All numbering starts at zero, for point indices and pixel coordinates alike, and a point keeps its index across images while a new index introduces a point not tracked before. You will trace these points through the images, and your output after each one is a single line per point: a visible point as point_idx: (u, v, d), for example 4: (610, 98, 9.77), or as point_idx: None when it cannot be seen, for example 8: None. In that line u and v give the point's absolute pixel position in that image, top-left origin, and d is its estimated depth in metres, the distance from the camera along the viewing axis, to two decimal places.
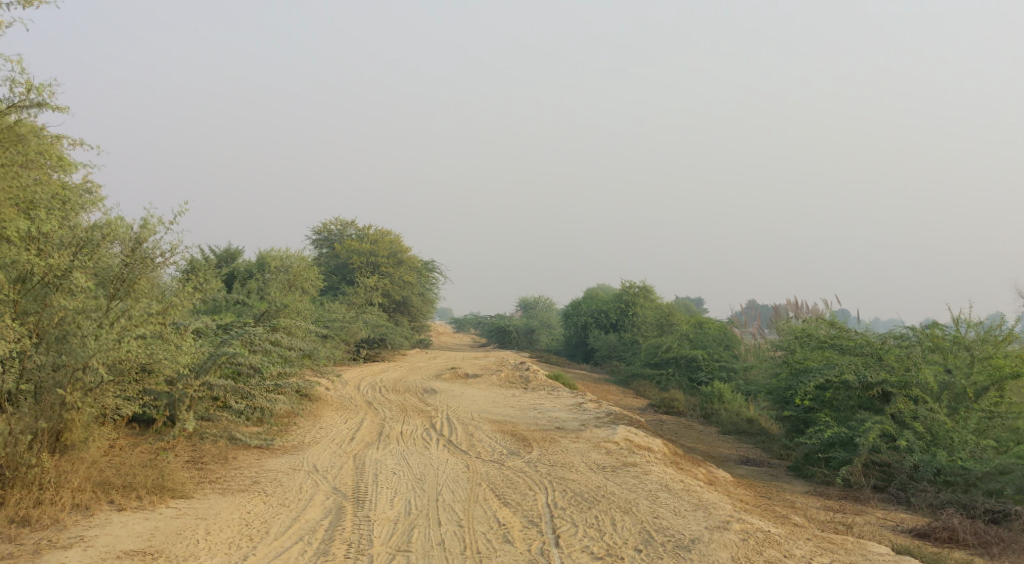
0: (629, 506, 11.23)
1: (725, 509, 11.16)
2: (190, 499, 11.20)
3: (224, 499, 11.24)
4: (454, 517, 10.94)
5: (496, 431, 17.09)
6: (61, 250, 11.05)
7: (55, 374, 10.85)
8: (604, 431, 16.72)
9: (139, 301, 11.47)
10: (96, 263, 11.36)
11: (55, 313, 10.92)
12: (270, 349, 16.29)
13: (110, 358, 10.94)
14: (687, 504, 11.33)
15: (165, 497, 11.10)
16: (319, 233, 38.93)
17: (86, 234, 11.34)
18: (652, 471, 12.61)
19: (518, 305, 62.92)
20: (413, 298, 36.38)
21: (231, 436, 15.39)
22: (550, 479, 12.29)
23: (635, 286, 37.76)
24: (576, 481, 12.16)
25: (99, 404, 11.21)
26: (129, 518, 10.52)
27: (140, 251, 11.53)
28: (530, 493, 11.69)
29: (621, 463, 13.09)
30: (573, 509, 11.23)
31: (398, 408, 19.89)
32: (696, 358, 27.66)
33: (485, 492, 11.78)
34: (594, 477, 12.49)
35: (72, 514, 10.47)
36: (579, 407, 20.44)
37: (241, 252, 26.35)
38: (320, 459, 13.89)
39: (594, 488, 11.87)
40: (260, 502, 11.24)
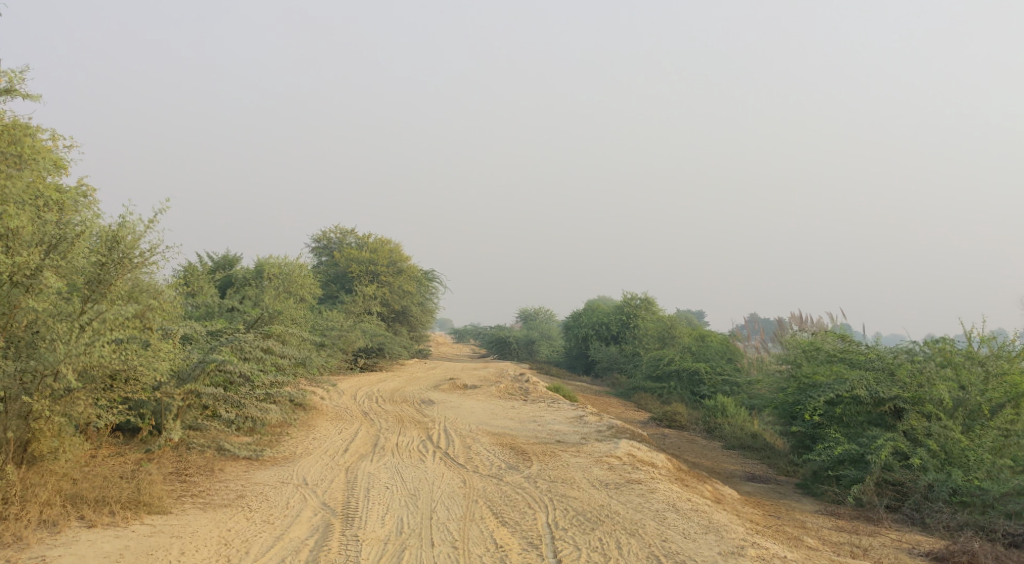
0: (634, 527, 10.67)
1: (738, 532, 10.60)
2: (168, 515, 10.56)
3: (205, 517, 10.63)
4: (449, 538, 10.38)
5: (494, 444, 16.52)
6: (32, 248, 10.51)
7: (21, 381, 10.30)
8: (606, 445, 16.15)
9: (114, 305, 10.97)
10: (70, 262, 10.83)
11: (25, 316, 10.44)
12: (261, 357, 15.74)
13: (81, 364, 10.42)
14: (697, 526, 10.77)
15: (141, 512, 10.46)
16: (319, 241, 38.44)
17: (59, 232, 10.81)
18: (658, 489, 12.04)
19: (519, 316, 62.37)
20: (413, 308, 35.86)
21: (219, 446, 14.82)
22: (550, 496, 11.72)
23: (636, 298, 37.25)
24: (578, 499, 11.60)
25: (70, 414, 10.61)
26: (99, 536, 9.89)
27: (117, 250, 11.00)
28: (529, 512, 11.14)
29: (626, 479, 12.52)
30: (576, 530, 10.66)
31: (393, 419, 19.32)
32: (698, 371, 27.13)
33: (482, 510, 11.23)
34: (597, 495, 11.94)
35: (37, 530, 9.81)
36: (580, 420, 19.87)
37: (238, 259, 25.85)
38: (310, 472, 13.32)
39: (598, 507, 11.31)
40: (242, 519, 10.66)
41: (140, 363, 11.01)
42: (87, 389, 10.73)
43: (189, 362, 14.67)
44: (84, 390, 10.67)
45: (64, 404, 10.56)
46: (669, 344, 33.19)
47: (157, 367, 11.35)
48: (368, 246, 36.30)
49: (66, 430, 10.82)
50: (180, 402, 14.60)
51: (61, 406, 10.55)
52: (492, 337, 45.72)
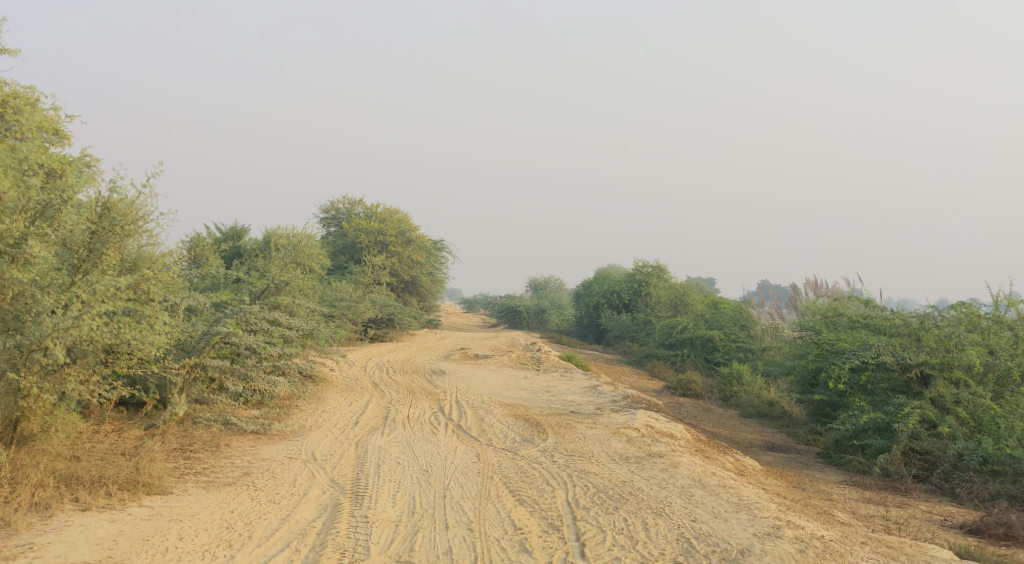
0: (660, 506, 10.22)
1: (770, 510, 10.14)
2: (169, 496, 10.17)
3: (206, 497, 10.23)
4: (465, 519, 9.94)
5: (507, 416, 16.06)
6: (17, 213, 9.99)
7: (7, 355, 9.86)
8: (623, 416, 15.67)
9: (104, 278, 10.61)
10: (58, 229, 10.37)
11: (9, 287, 9.91)
12: (267, 328, 15.30)
13: (69, 339, 9.95)
14: (727, 504, 10.32)
15: (139, 494, 10.05)
16: (327, 212, 37.94)
17: (45, 199, 10.37)
18: (681, 463, 11.58)
19: (529, 286, 61.79)
20: (422, 278, 35.35)
21: (226, 420, 14.40)
22: (569, 472, 11.28)
23: (648, 266, 36.69)
24: (599, 476, 11.15)
25: (61, 389, 10.15)
26: (93, 520, 9.48)
27: (108, 217, 10.76)
28: (549, 490, 10.70)
29: (647, 453, 12.06)
30: (598, 509, 10.23)
31: (404, 391, 18.88)
32: (712, 338, 26.61)
33: (498, 488, 10.78)
34: (617, 470, 11.49)
35: (28, 514, 9.41)
36: (594, 390, 19.40)
37: (247, 229, 25.23)
38: (318, 446, 12.89)
39: (620, 484, 10.86)
40: (246, 500, 10.25)
41: (134, 336, 10.54)
42: (80, 363, 10.29)
43: (193, 335, 14.28)
44: (75, 366, 10.25)
45: (53, 379, 10.10)
46: (681, 311, 32.95)
47: (153, 339, 10.86)
48: (376, 216, 35.78)
49: (58, 409, 10.29)
50: (184, 375, 14.22)
51: (50, 382, 10.08)
52: (502, 306, 45.22)
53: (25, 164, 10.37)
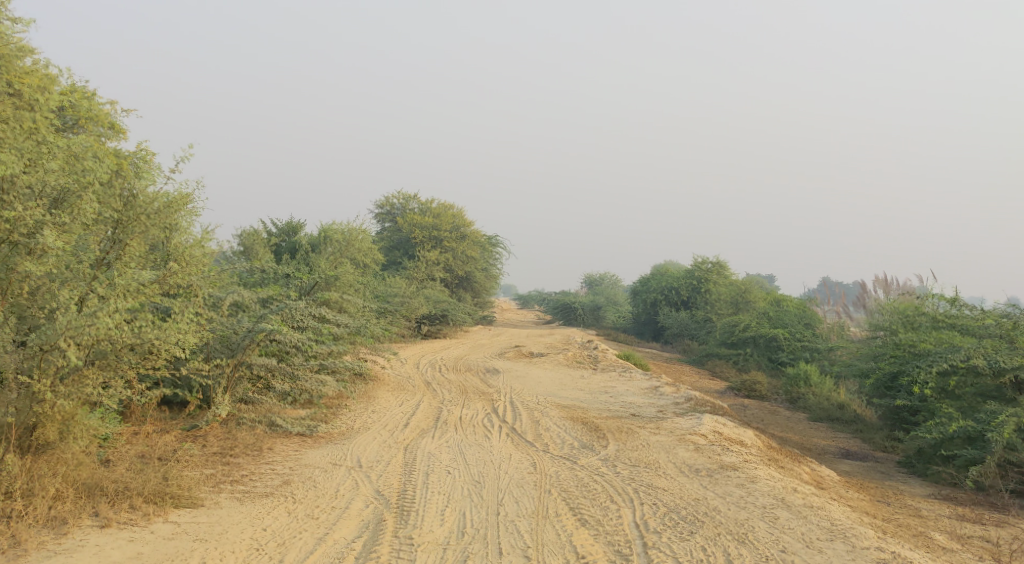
0: (742, 532, 9.32)
1: (869, 539, 9.21)
2: (198, 509, 9.51)
3: (239, 510, 9.56)
4: (521, 544, 9.13)
5: (564, 419, 15.20)
6: (33, 199, 9.42)
7: (23, 356, 9.23)
8: (687, 420, 14.73)
9: (128, 272, 9.83)
10: (75, 217, 9.65)
11: (23, 281, 9.38)
12: (313, 325, 14.59)
13: (84, 338, 9.19)
14: (819, 530, 9.40)
15: (167, 507, 9.40)
16: (381, 207, 37.44)
17: (64, 185, 9.64)
18: (759, 477, 10.65)
19: (583, 282, 60.73)
20: (477, 273, 34.65)
21: (271, 421, 13.77)
22: (635, 486, 10.41)
23: (708, 261, 35.57)
24: (669, 492, 10.26)
25: (80, 394, 9.44)
26: (110, 539, 8.82)
27: (135, 205, 10.15)
28: (613, 508, 9.84)
29: (719, 464, 11.14)
30: (670, 534, 9.35)
31: (457, 390, 18.13)
32: (776, 337, 25.47)
33: (557, 505, 9.95)
34: (688, 484, 10.59)
35: (42, 531, 8.80)
36: (655, 391, 18.48)
37: (303, 225, 24.55)
38: (365, 451, 12.19)
39: (694, 503, 9.96)
40: (282, 515, 9.56)
41: (157, 336, 9.70)
42: (99, 364, 9.60)
43: (238, 331, 13.57)
44: (94, 367, 9.55)
45: (71, 383, 9.39)
46: (743, 308, 31.69)
47: (181, 336, 10.07)
48: (431, 211, 35.18)
49: (79, 413, 9.55)
50: (229, 373, 13.67)
51: (67, 386, 9.36)
52: (556, 303, 44.35)
53: (43, 146, 9.71)
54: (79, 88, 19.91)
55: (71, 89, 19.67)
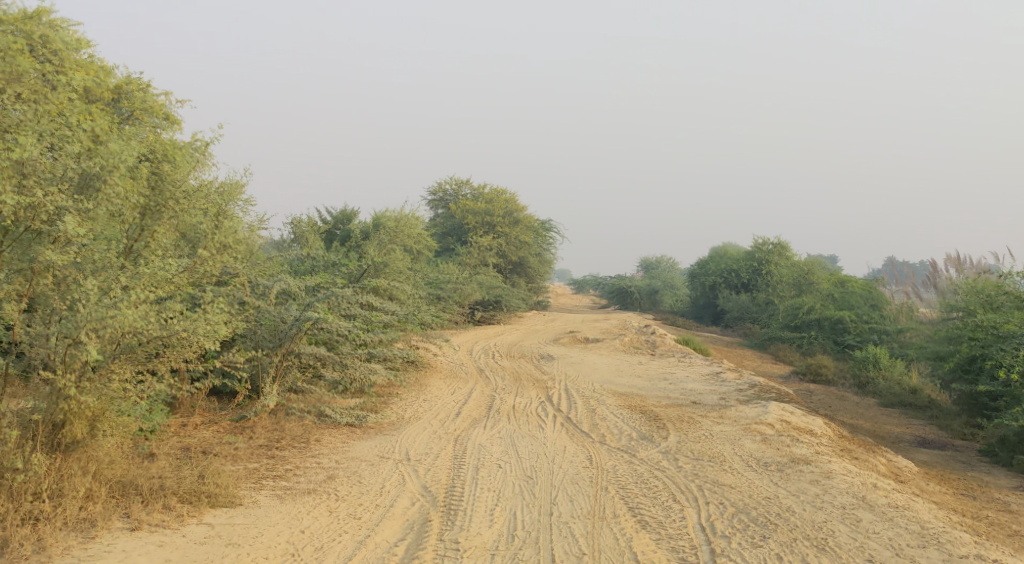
0: (821, 537, 8.69)
1: (966, 546, 8.52)
2: (236, 509, 9.16)
3: (277, 510, 9.18)
4: (576, 550, 8.58)
5: (621, 407, 14.60)
6: (54, 183, 8.91)
7: (46, 351, 8.81)
8: (752, 408, 14.02)
9: (158, 259, 9.59)
10: (98, 204, 9.20)
11: (45, 270, 8.91)
12: (362, 313, 14.12)
13: (107, 330, 8.77)
14: (910, 535, 8.72)
15: (202, 507, 9.06)
16: (435, 194, 37.05)
17: (86, 171, 9.12)
18: (834, 472, 9.98)
19: (639, 265, 59.83)
20: (531, 258, 34.10)
21: (320, 412, 13.36)
22: (699, 484, 9.80)
23: (769, 242, 34.59)
24: (737, 490, 9.65)
25: (108, 391, 9.01)
26: (138, 544, 8.47)
27: (162, 187, 10.06)
28: (675, 509, 9.27)
29: (789, 457, 10.48)
30: (739, 539, 8.75)
31: (510, 377, 17.64)
32: (843, 319, 24.54)
33: (616, 504, 9.40)
34: (758, 481, 9.97)
35: (70, 535, 8.47)
36: (717, 377, 17.77)
37: (357, 212, 24.15)
38: (414, 443, 11.74)
39: (765, 503, 9.34)
40: (322, 514, 9.16)
41: (186, 327, 9.28)
42: (126, 357, 9.15)
43: (285, 320, 13.14)
44: (120, 360, 9.05)
45: (98, 377, 8.97)
46: (806, 290, 30.61)
47: (213, 327, 9.62)
48: (484, 197, 34.75)
49: (110, 410, 9.08)
50: (277, 363, 13.33)
51: (93, 381, 8.92)
52: (613, 287, 43.64)
53: (66, 130, 9.15)
54: (133, 79, 19.84)
55: (126, 81, 19.62)
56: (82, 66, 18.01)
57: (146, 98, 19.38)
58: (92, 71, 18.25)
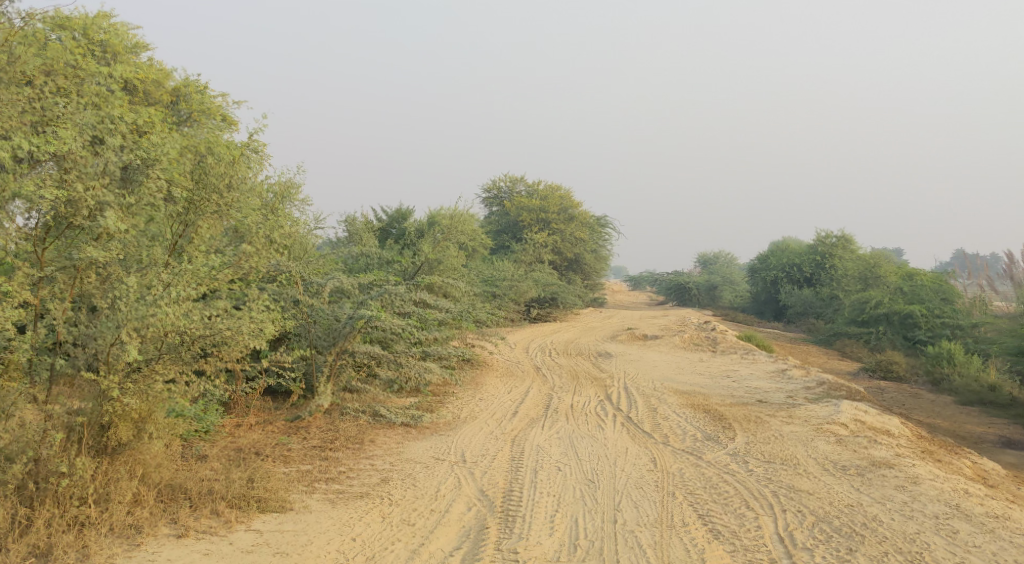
0: (914, 550, 8.18)
1: None
2: (285, 514, 8.89)
3: (329, 516, 8.89)
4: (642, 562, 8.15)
5: (684, 406, 14.10)
6: (96, 177, 8.64)
7: (88, 353, 8.66)
8: (823, 407, 13.42)
9: (201, 255, 9.54)
10: (139, 198, 8.99)
11: (86, 267, 8.70)
12: (416, 311, 13.78)
13: (150, 329, 8.65)
14: (1011, 549, 8.20)
15: (251, 513, 8.81)
16: (489, 191, 36.77)
17: (126, 163, 8.87)
18: (921, 477, 9.46)
19: (697, 260, 58.95)
20: (587, 255, 33.60)
21: (374, 411, 13.02)
22: (774, 489, 9.32)
23: (833, 236, 33.75)
24: (816, 497, 9.14)
25: (153, 393, 8.83)
26: (183, 552, 8.24)
27: (207, 180, 9.68)
28: (750, 517, 8.78)
29: (869, 460, 9.95)
30: (822, 550, 8.26)
31: (568, 375, 17.22)
32: (913, 313, 23.69)
33: (684, 511, 8.95)
34: (837, 485, 9.46)
35: (116, 541, 8.30)
36: (783, 375, 17.14)
37: (412, 211, 23.83)
38: (470, 444, 11.38)
39: (849, 511, 8.83)
40: (375, 520, 8.84)
41: (230, 326, 9.12)
42: (171, 358, 8.97)
43: (339, 318, 12.83)
44: (163, 360, 8.90)
45: (141, 378, 8.78)
46: (872, 284, 29.67)
47: (258, 325, 9.49)
48: (538, 194, 34.38)
49: (157, 413, 8.91)
50: (332, 361, 13.06)
51: (138, 383, 8.75)
52: (670, 282, 42.97)
53: (110, 118, 8.88)
54: (191, 82, 19.95)
55: (184, 84, 19.72)
56: (140, 70, 18.13)
57: (202, 100, 19.44)
58: (150, 74, 18.36)
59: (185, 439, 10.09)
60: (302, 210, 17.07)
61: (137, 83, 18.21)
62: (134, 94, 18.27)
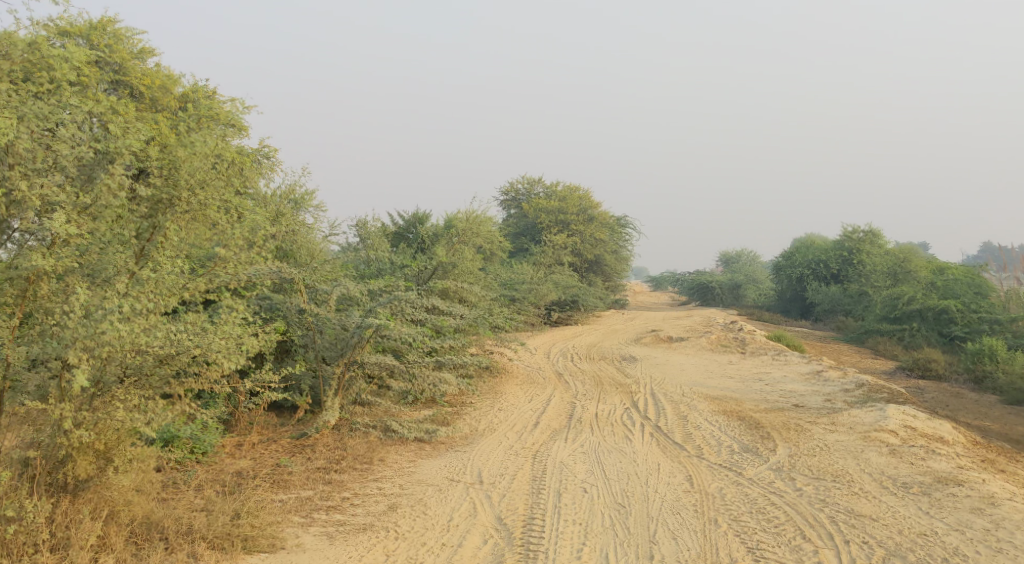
0: None
1: None
2: (275, 554, 8.14)
3: (324, 556, 8.12)
4: None
5: (717, 413, 13.24)
6: (44, 173, 8.24)
7: (42, 377, 8.15)
8: (867, 411, 12.54)
9: (167, 265, 8.80)
10: (96, 197, 8.50)
11: (35, 274, 8.21)
12: (428, 318, 12.89)
13: (103, 351, 8.03)
14: None
15: (235, 553, 8.06)
16: (506, 193, 35.96)
17: (79, 163, 8.45)
18: (997, 496, 8.78)
19: (717, 258, 57.86)
20: (607, 256, 32.62)
21: (386, 426, 12.13)
22: (830, 514, 8.61)
23: (859, 230, 32.72)
24: (882, 524, 8.43)
25: (114, 422, 8.13)
26: None
27: (177, 177, 8.88)
28: (808, 551, 8.07)
29: (933, 476, 9.28)
30: None
31: (591, 381, 16.36)
32: (949, 309, 22.64)
33: (729, 543, 8.21)
34: (901, 507, 8.73)
35: None
36: (819, 376, 16.22)
37: (429, 215, 22.44)
38: (488, 461, 10.52)
39: (924, 542, 8.12)
40: (378, 560, 8.08)
41: (196, 341, 8.50)
42: (133, 383, 8.40)
43: (347, 328, 11.91)
44: (126, 386, 8.33)
45: (101, 405, 8.17)
46: (902, 279, 28.45)
47: (232, 340, 8.81)
48: (557, 194, 33.54)
49: (122, 441, 8.26)
50: (340, 374, 12.17)
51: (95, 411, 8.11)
52: (693, 281, 41.90)
53: (60, 110, 8.39)
54: (200, 88, 19.30)
55: (192, 90, 19.06)
56: (147, 75, 17.45)
57: (213, 104, 18.78)
58: (158, 80, 17.70)
59: (179, 462, 9.38)
60: (316, 216, 16.22)
61: (144, 90, 17.53)
62: (141, 100, 17.58)
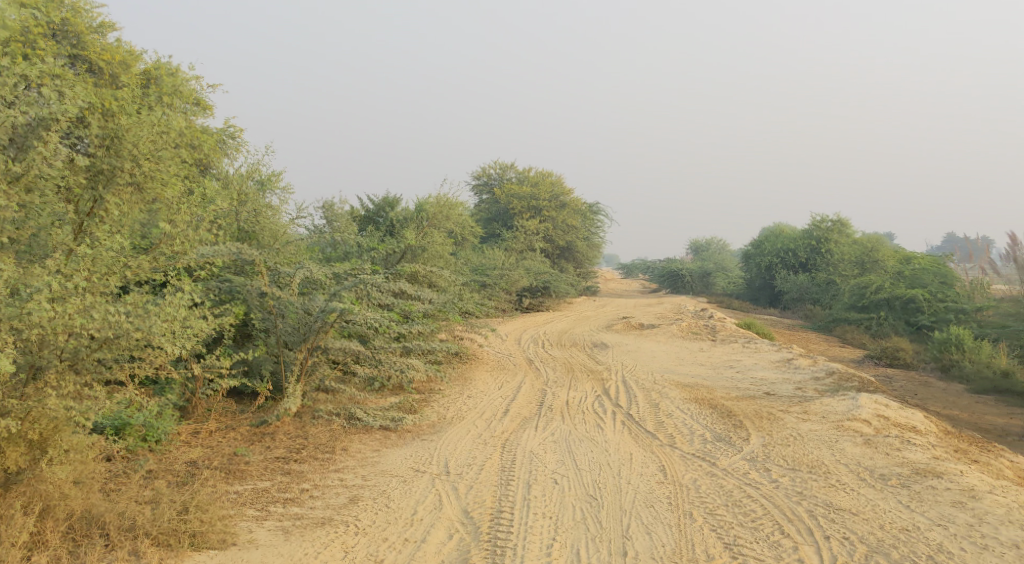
0: None
1: None
2: (225, 551, 7.81)
3: (278, 553, 7.80)
4: None
5: (688, 400, 13.02)
6: None
7: None
8: (839, 399, 12.36)
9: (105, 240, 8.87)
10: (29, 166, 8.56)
11: None
12: (395, 302, 12.53)
13: (32, 330, 7.88)
14: None
15: (183, 550, 7.73)
16: (478, 178, 35.56)
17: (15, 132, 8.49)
18: (977, 489, 8.60)
19: (687, 246, 57.72)
20: (579, 243, 32.30)
21: (350, 414, 11.79)
22: (809, 508, 8.41)
23: (827, 219, 32.61)
24: (862, 518, 8.24)
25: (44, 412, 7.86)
26: None
27: (120, 147, 9.20)
28: (788, 547, 7.86)
29: (910, 468, 9.09)
30: None
31: (562, 368, 16.10)
32: (916, 297, 22.57)
33: (705, 538, 7.98)
34: (879, 499, 8.54)
35: None
36: (789, 364, 16.06)
37: (400, 199, 21.98)
38: (455, 450, 10.22)
39: (906, 539, 7.94)
40: (336, 557, 7.78)
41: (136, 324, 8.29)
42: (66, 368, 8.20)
43: (309, 312, 11.53)
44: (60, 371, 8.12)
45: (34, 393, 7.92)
46: (869, 268, 28.42)
47: (176, 323, 8.57)
48: (529, 180, 33.20)
49: (61, 431, 7.92)
50: (303, 359, 11.81)
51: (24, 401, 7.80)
52: (663, 269, 41.73)
53: None
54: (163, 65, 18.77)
55: (155, 67, 18.52)
56: (106, 50, 16.92)
57: (176, 82, 18.25)
58: (118, 55, 17.13)
59: (129, 450, 9.01)
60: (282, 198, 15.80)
61: (104, 65, 17.01)
62: (100, 76, 17.06)
